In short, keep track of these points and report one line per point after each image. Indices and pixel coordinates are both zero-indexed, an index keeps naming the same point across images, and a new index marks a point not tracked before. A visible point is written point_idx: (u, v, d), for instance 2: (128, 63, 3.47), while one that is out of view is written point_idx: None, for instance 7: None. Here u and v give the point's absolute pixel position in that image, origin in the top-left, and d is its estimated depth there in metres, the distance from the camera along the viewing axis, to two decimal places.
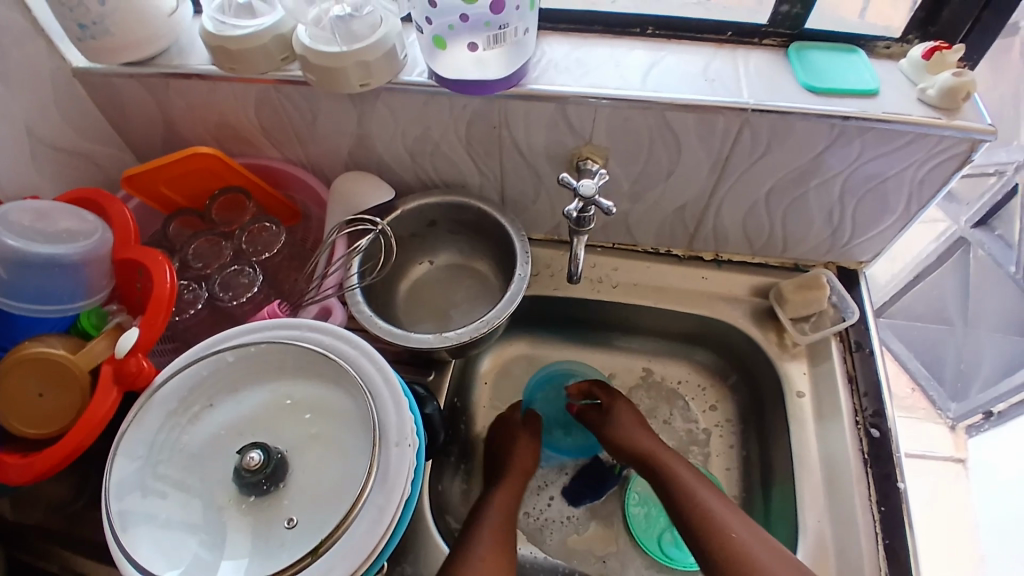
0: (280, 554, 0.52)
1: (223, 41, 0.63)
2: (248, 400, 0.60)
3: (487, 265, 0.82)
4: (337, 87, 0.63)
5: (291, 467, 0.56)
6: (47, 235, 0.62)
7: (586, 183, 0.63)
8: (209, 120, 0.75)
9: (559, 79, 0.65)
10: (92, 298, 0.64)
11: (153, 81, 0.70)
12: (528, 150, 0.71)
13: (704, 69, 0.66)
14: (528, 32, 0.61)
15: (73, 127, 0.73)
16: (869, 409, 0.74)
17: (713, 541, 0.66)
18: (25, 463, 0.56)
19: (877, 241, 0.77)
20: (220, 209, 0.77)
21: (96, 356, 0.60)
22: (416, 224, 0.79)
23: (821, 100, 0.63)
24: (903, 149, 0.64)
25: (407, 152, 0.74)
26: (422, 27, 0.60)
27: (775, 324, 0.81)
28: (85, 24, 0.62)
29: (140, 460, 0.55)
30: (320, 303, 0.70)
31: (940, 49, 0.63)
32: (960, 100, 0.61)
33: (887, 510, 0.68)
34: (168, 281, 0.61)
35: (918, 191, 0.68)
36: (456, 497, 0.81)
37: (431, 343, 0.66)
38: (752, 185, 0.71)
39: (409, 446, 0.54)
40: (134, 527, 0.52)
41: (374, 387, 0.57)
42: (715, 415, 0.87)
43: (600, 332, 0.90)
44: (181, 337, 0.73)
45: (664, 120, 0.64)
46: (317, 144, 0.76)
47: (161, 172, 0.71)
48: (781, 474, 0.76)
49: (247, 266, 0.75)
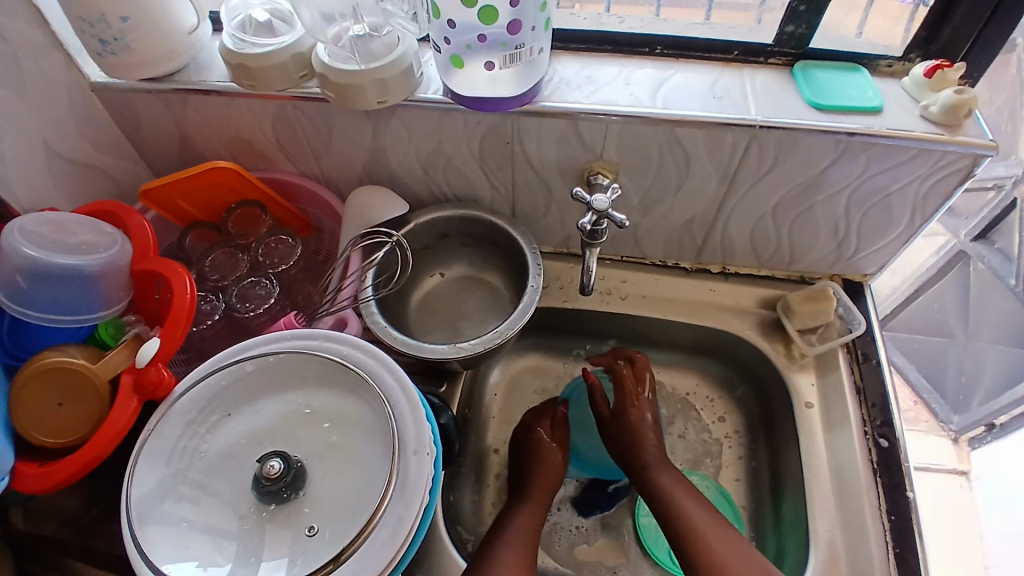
0: (302, 562, 0.52)
1: (243, 58, 0.64)
2: (267, 409, 0.61)
3: (498, 277, 0.83)
4: (353, 104, 0.64)
5: (310, 476, 0.57)
6: (68, 246, 0.64)
7: (599, 197, 0.64)
8: (225, 134, 0.77)
9: (571, 96, 0.66)
10: (109, 309, 0.65)
11: (171, 97, 0.72)
12: (540, 164, 0.72)
13: (712, 86, 0.68)
14: (543, 52, 0.63)
15: (90, 140, 0.75)
16: (877, 419, 0.75)
17: (730, 550, 0.67)
18: (40, 473, 0.57)
19: (881, 253, 0.79)
20: (236, 222, 0.78)
21: (114, 367, 0.60)
22: (429, 237, 0.80)
23: (827, 117, 0.64)
24: (908, 163, 0.65)
25: (420, 166, 0.76)
26: (440, 46, 0.62)
27: (781, 335, 0.83)
28: (107, 40, 0.63)
29: (162, 468, 0.56)
30: (335, 314, 0.71)
31: (942, 67, 0.65)
32: (962, 117, 0.63)
33: (896, 518, 0.69)
34: (188, 292, 0.63)
35: (922, 204, 0.70)
36: (467, 507, 0.82)
37: (446, 354, 0.67)
38: (760, 199, 0.73)
39: (427, 455, 0.55)
40: (154, 530, 0.53)
41: (393, 397, 0.58)
42: (724, 425, 0.88)
43: (607, 342, 0.91)
44: (195, 348, 0.74)
45: (674, 136, 0.66)
46: (332, 159, 0.77)
47: (180, 185, 0.72)
48: (792, 484, 0.76)
49: (263, 277, 0.76)
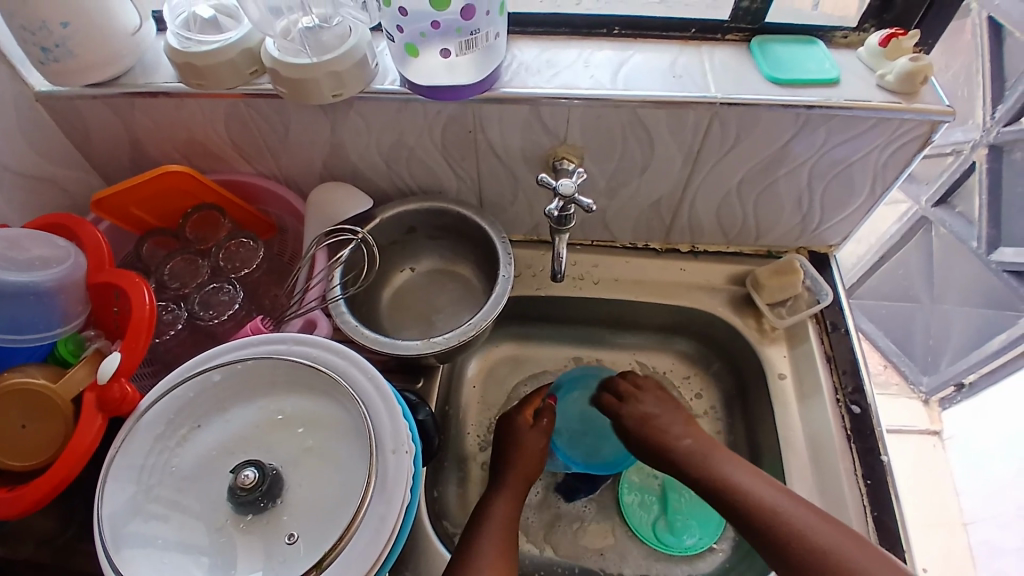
0: (284, 571, 0.51)
1: (188, 57, 0.62)
2: (238, 418, 0.59)
3: (469, 269, 0.83)
4: (308, 99, 0.63)
5: (287, 483, 0.56)
6: (19, 262, 0.60)
7: (565, 182, 0.63)
8: (177, 137, 0.74)
9: (530, 81, 0.65)
10: (68, 325, 0.63)
11: (119, 102, 0.69)
12: (504, 152, 0.71)
13: (671, 65, 0.68)
14: (499, 36, 0.62)
15: (38, 153, 0.72)
16: (849, 386, 0.76)
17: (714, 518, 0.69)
18: (11, 498, 0.54)
19: (846, 224, 0.79)
20: (195, 226, 0.76)
21: (78, 383, 0.58)
22: (396, 231, 0.79)
23: (786, 91, 0.64)
24: (866, 133, 0.66)
25: (382, 160, 0.74)
26: (393, 35, 0.60)
27: (753, 310, 0.83)
28: (48, 47, 0.60)
29: (132, 487, 0.54)
30: (303, 315, 0.69)
31: (896, 36, 0.65)
32: (918, 84, 0.63)
33: (872, 483, 0.70)
34: (147, 303, 0.60)
35: (882, 173, 0.71)
36: (453, 502, 0.81)
37: (419, 350, 0.66)
38: (724, 176, 0.73)
39: (405, 453, 0.54)
40: (132, 554, 0.51)
41: (367, 396, 0.57)
42: (701, 403, 0.88)
43: (585, 327, 0.91)
44: (161, 360, 0.72)
45: (637, 116, 0.66)
46: (290, 157, 0.75)
47: (132, 192, 0.70)
48: (769, 454, 0.77)
49: (226, 283, 0.74)
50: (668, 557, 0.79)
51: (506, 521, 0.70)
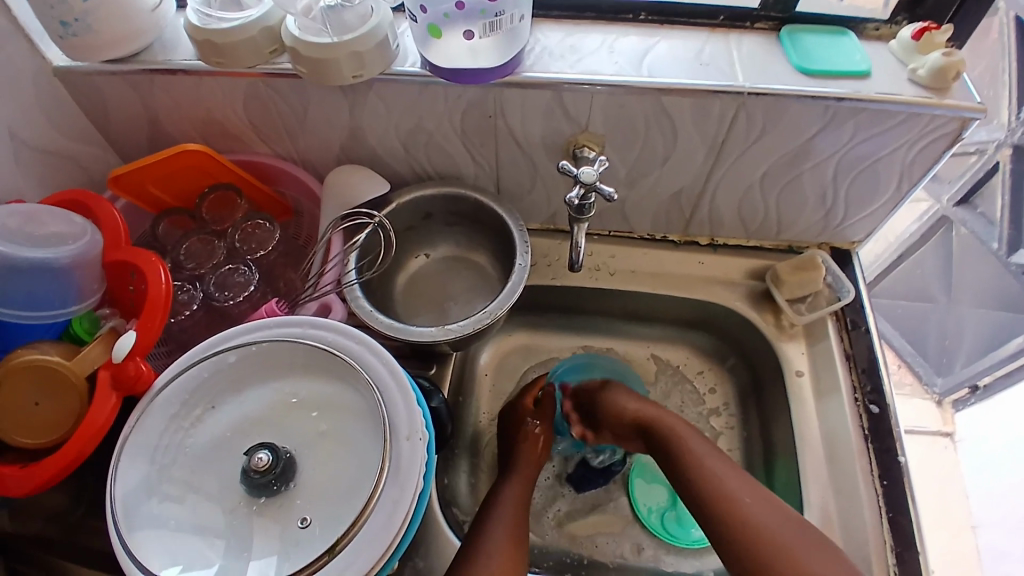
0: (296, 554, 0.51)
1: (209, 34, 0.61)
2: (252, 400, 0.59)
3: (484, 257, 0.82)
4: (328, 80, 0.62)
5: (299, 466, 0.55)
6: (36, 239, 0.61)
7: (587, 170, 0.62)
8: (195, 116, 0.73)
9: (554, 66, 0.64)
10: (83, 302, 0.63)
11: (137, 79, 0.68)
12: (524, 139, 0.70)
13: (698, 54, 0.66)
14: (524, 19, 0.61)
15: (56, 129, 0.71)
16: (867, 386, 0.75)
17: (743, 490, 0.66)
18: (23, 474, 0.54)
19: (869, 221, 0.78)
20: (211, 207, 0.75)
21: (91, 361, 0.58)
22: (412, 217, 0.78)
23: (815, 82, 0.63)
24: (895, 128, 0.64)
25: (400, 144, 0.73)
26: (416, 15, 0.59)
27: (771, 306, 0.82)
28: (68, 21, 0.60)
29: (147, 466, 0.54)
30: (319, 299, 0.68)
31: (929, 30, 0.63)
32: (950, 80, 0.62)
33: (889, 484, 0.69)
34: (163, 282, 0.60)
35: (910, 170, 0.69)
36: (463, 491, 0.81)
37: (434, 336, 0.65)
38: (748, 169, 0.72)
39: (420, 440, 0.54)
40: (144, 533, 0.51)
41: (381, 382, 0.56)
42: (715, 398, 0.88)
43: (599, 319, 0.90)
44: (175, 340, 0.72)
45: (661, 105, 0.64)
46: (308, 139, 0.74)
47: (150, 170, 0.69)
48: (783, 451, 0.77)
49: (241, 264, 0.75)
50: (677, 550, 0.79)
51: (516, 510, 0.70)
